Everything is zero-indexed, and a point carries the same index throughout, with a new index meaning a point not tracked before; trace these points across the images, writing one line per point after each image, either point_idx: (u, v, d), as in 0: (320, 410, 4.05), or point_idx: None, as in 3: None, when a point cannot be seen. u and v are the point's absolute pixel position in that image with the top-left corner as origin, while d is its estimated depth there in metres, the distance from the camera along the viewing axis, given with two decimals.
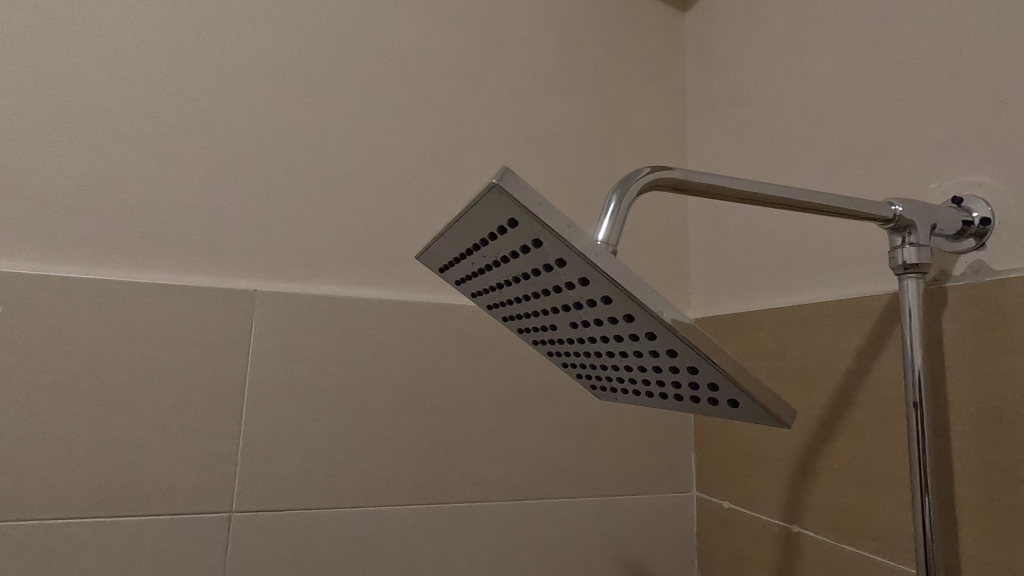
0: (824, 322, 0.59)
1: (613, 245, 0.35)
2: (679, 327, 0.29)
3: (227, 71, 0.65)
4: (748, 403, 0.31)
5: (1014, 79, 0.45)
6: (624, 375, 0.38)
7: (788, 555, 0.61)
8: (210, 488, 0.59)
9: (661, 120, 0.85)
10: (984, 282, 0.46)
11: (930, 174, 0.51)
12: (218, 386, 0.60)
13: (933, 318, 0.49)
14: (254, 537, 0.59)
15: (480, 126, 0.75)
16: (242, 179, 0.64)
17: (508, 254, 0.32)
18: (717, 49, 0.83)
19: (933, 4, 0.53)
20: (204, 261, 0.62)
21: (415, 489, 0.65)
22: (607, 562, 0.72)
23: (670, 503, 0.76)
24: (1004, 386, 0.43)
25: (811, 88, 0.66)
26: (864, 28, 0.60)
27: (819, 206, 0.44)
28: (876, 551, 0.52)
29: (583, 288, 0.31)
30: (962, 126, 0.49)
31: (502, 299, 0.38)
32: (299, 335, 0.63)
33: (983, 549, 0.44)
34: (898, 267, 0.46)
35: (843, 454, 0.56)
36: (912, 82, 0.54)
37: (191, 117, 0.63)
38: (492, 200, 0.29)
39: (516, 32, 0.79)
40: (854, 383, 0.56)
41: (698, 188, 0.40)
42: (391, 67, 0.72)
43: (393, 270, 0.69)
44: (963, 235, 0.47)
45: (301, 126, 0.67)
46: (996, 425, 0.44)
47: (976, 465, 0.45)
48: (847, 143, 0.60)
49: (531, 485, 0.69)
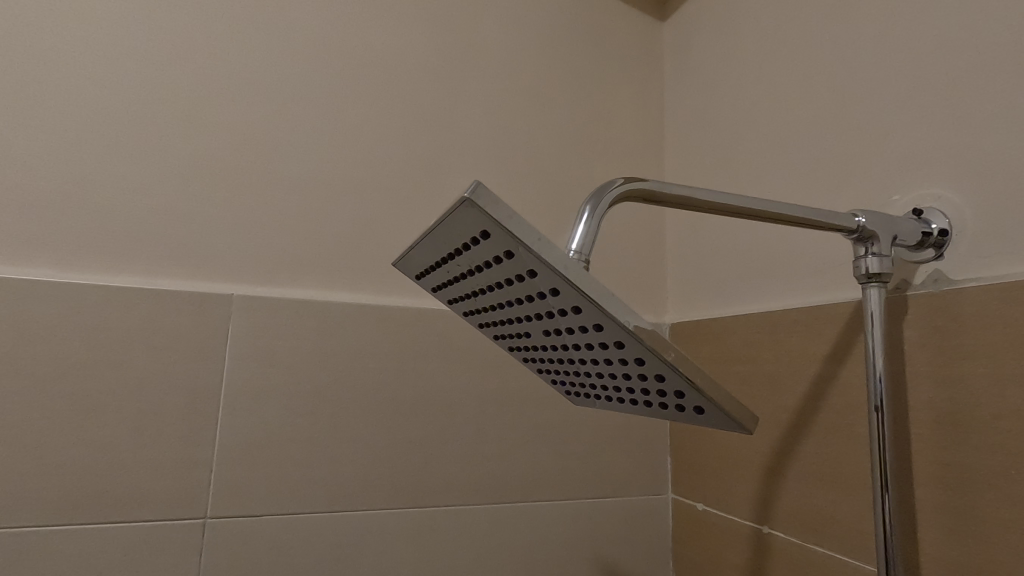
0: (792, 328, 0.61)
1: (585, 255, 0.36)
2: (645, 337, 0.30)
3: (206, 75, 0.65)
4: (712, 410, 0.32)
5: (971, 96, 0.47)
6: (596, 381, 0.38)
7: (759, 555, 0.63)
8: (185, 495, 0.59)
9: (639, 128, 0.87)
10: (942, 291, 0.48)
11: (893, 186, 0.53)
12: (194, 392, 0.60)
13: (895, 325, 0.50)
14: (230, 544, 0.59)
15: (460, 132, 0.76)
16: (219, 182, 0.64)
17: (481, 264, 0.33)
18: (693, 60, 0.85)
19: (895, 22, 0.55)
20: (180, 265, 0.62)
21: (393, 493, 0.66)
22: (583, 564, 0.72)
23: (646, 505, 0.77)
24: (960, 391, 0.45)
25: (782, 99, 0.68)
26: (832, 43, 0.62)
27: (786, 217, 0.45)
28: (841, 552, 0.54)
29: (554, 298, 0.31)
30: (923, 140, 0.51)
31: (477, 307, 0.39)
32: (277, 340, 0.63)
33: (941, 548, 0.45)
34: (861, 276, 0.48)
35: (811, 456, 0.58)
36: (877, 97, 0.56)
37: (169, 120, 0.63)
38: (465, 213, 0.29)
39: (496, 40, 0.80)
40: (821, 388, 0.57)
41: (669, 199, 0.41)
42: (372, 73, 0.73)
43: (372, 274, 0.69)
44: (923, 246, 0.49)
45: (281, 131, 0.68)
46: (953, 428, 0.45)
47: (934, 467, 0.46)
48: (816, 154, 0.62)
49: (509, 489, 0.70)
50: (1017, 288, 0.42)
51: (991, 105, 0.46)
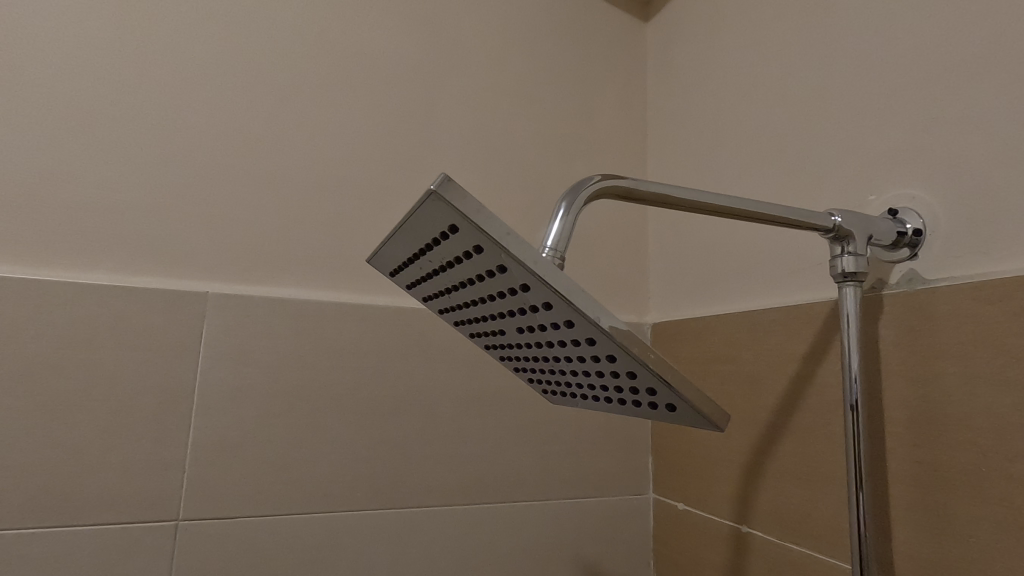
0: (772, 327, 0.61)
1: (559, 252, 0.36)
2: (615, 334, 0.29)
3: (181, 67, 0.64)
4: (684, 407, 0.32)
5: (945, 98, 0.48)
6: (570, 380, 0.38)
7: (738, 554, 0.63)
8: (156, 496, 0.57)
9: (622, 128, 0.87)
10: (916, 290, 0.48)
11: (869, 186, 0.54)
12: (167, 391, 0.59)
13: (870, 323, 0.51)
14: (203, 547, 0.58)
15: (442, 129, 0.75)
16: (195, 177, 0.63)
17: (452, 260, 0.32)
18: (675, 60, 0.85)
19: (871, 24, 0.55)
20: (152, 261, 0.61)
21: (371, 494, 0.65)
22: (564, 565, 0.72)
23: (627, 505, 0.77)
24: (933, 389, 0.45)
25: (761, 99, 0.68)
26: (811, 43, 0.62)
27: (762, 215, 0.45)
28: (818, 550, 0.54)
29: (524, 294, 0.31)
30: (898, 140, 0.51)
31: (451, 304, 0.38)
32: (253, 339, 0.62)
33: (914, 546, 0.46)
34: (837, 275, 0.48)
35: (789, 455, 0.58)
36: (854, 98, 0.56)
37: (143, 113, 0.62)
38: (432, 207, 0.29)
39: (479, 37, 0.79)
40: (799, 387, 0.57)
41: (646, 196, 0.41)
42: (353, 68, 0.72)
43: (351, 273, 0.69)
44: (899, 245, 0.49)
45: (258, 127, 0.67)
46: (926, 426, 0.46)
47: (908, 465, 0.47)
48: (794, 154, 0.62)
49: (489, 490, 0.70)
50: (988, 288, 0.43)
51: (963, 106, 0.46)
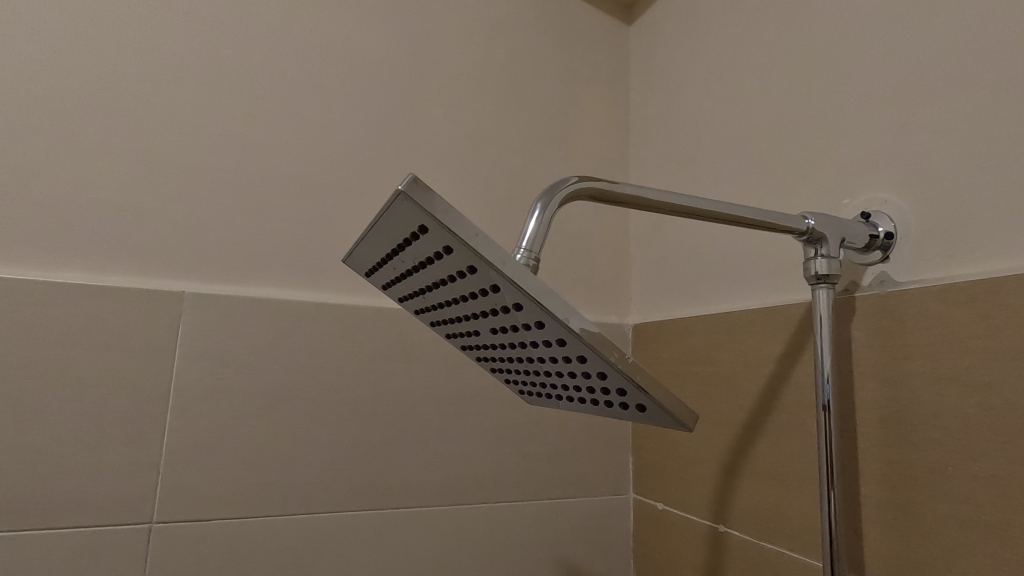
0: (749, 329, 0.62)
1: (533, 254, 0.36)
2: (584, 335, 0.30)
3: (158, 64, 0.63)
4: (654, 407, 0.32)
5: (916, 104, 0.49)
6: (544, 380, 0.38)
7: (715, 553, 0.64)
8: (130, 498, 0.56)
9: (604, 129, 0.88)
10: (887, 292, 0.49)
11: (844, 190, 0.54)
12: (141, 392, 0.58)
13: (843, 325, 0.52)
14: (177, 549, 0.57)
15: (423, 129, 0.75)
16: (171, 175, 0.62)
17: (423, 260, 0.32)
18: (657, 63, 0.85)
19: (846, 30, 0.56)
20: (127, 259, 0.60)
21: (349, 495, 0.64)
22: (544, 565, 0.72)
23: (608, 505, 0.77)
24: (903, 390, 0.46)
25: (740, 102, 0.69)
26: (788, 48, 0.63)
27: (737, 218, 0.46)
28: (793, 549, 0.55)
29: (494, 295, 0.31)
30: (872, 145, 0.52)
31: (425, 305, 0.38)
32: (231, 339, 0.62)
33: (884, 544, 0.46)
34: (811, 277, 0.48)
35: (764, 455, 0.59)
36: (829, 103, 0.57)
37: (118, 110, 0.61)
38: (401, 207, 0.29)
39: (461, 37, 0.79)
40: (775, 387, 0.58)
41: (622, 198, 0.41)
42: (334, 66, 0.71)
43: (331, 272, 0.68)
44: (871, 247, 0.50)
45: (236, 126, 0.66)
46: (896, 426, 0.46)
47: (878, 465, 0.47)
48: (772, 157, 0.63)
49: (469, 491, 0.70)
50: (956, 291, 0.43)
51: (933, 112, 0.47)
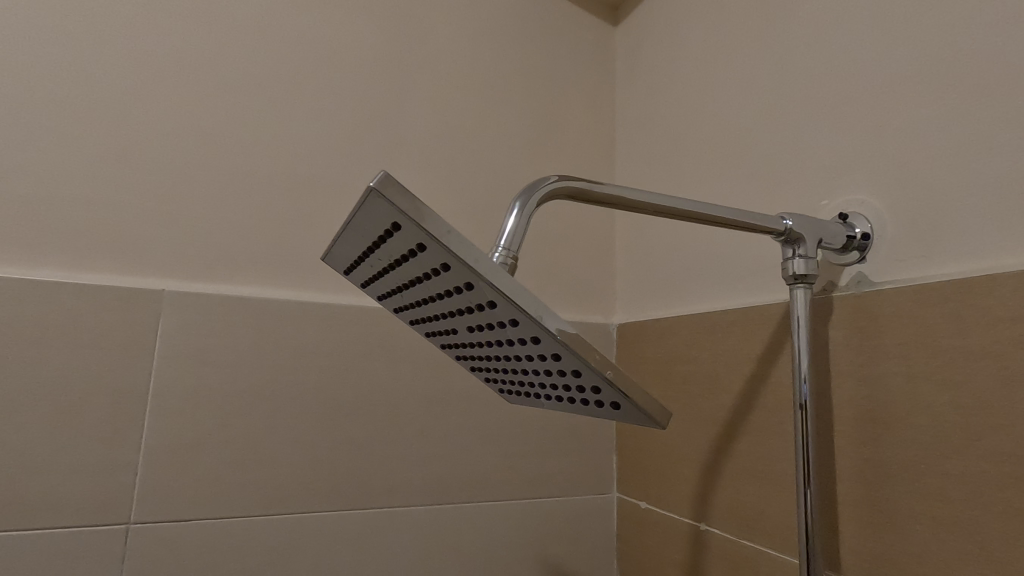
0: (730, 329, 0.63)
1: (510, 253, 0.36)
2: (557, 332, 0.30)
3: (138, 60, 0.63)
4: (628, 405, 0.33)
5: (893, 107, 0.49)
6: (521, 379, 0.38)
7: (696, 552, 0.64)
8: (107, 499, 0.56)
9: (589, 130, 0.88)
10: (863, 293, 0.49)
11: (823, 191, 0.55)
12: (118, 392, 0.57)
13: (821, 325, 0.52)
14: (156, 550, 0.57)
15: (408, 128, 0.75)
16: (150, 172, 0.62)
17: (398, 258, 0.32)
18: (642, 64, 0.86)
19: (825, 34, 0.57)
20: (105, 258, 0.59)
21: (331, 495, 0.64)
22: (527, 564, 0.72)
23: (591, 504, 0.78)
24: (878, 388, 0.47)
25: (722, 104, 0.69)
26: (768, 51, 0.64)
27: (716, 218, 0.46)
28: (771, 547, 0.55)
29: (468, 293, 0.31)
30: (849, 147, 0.53)
31: (403, 304, 0.38)
32: (211, 338, 0.61)
33: (859, 541, 0.47)
34: (789, 277, 0.49)
35: (745, 454, 0.59)
36: (809, 105, 0.58)
37: (96, 106, 0.60)
38: (373, 205, 0.29)
39: (446, 37, 0.79)
40: (755, 386, 0.59)
41: (601, 198, 0.42)
42: (317, 65, 0.71)
43: (314, 271, 0.68)
44: (848, 248, 0.50)
45: (219, 123, 0.65)
46: (871, 425, 0.47)
47: (854, 463, 0.48)
48: (753, 158, 0.64)
49: (452, 490, 0.70)
50: (928, 291, 0.44)
51: (908, 115, 0.48)
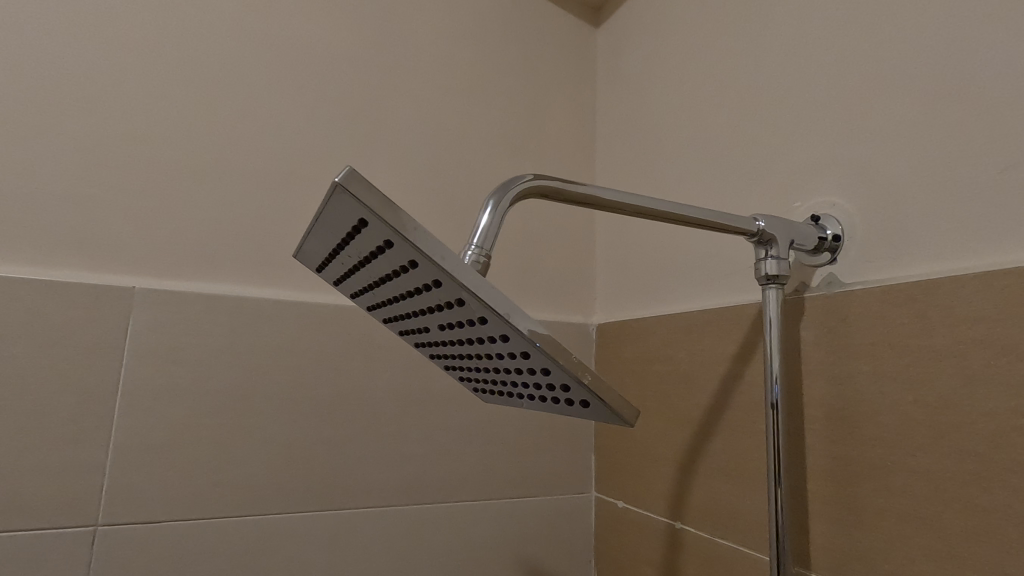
0: (706, 329, 0.63)
1: (483, 252, 0.36)
2: (524, 330, 0.30)
3: (111, 54, 0.61)
4: (596, 402, 0.33)
5: (863, 111, 0.50)
6: (493, 378, 0.38)
7: (672, 550, 0.65)
8: (74, 500, 0.54)
9: (570, 131, 0.88)
10: (834, 293, 0.50)
11: (796, 193, 0.56)
12: (87, 391, 0.56)
13: (793, 325, 0.53)
14: (124, 551, 0.56)
15: (387, 127, 0.75)
16: (123, 168, 0.61)
17: (367, 255, 0.32)
18: (622, 65, 0.86)
19: (799, 39, 0.57)
20: (74, 254, 0.58)
21: (306, 495, 0.63)
22: (504, 564, 0.72)
23: (570, 504, 0.78)
24: (847, 388, 0.48)
25: (699, 106, 0.70)
26: (745, 54, 0.64)
27: (689, 219, 0.46)
28: (744, 544, 0.56)
29: (437, 290, 0.31)
30: (822, 150, 0.54)
31: (374, 302, 0.38)
32: (184, 336, 0.60)
33: (828, 538, 0.48)
34: (762, 278, 0.49)
35: (719, 452, 0.60)
36: (782, 108, 0.58)
37: (66, 100, 0.59)
38: (339, 201, 0.29)
39: (428, 36, 0.79)
40: (729, 386, 0.59)
41: (575, 198, 0.42)
42: (296, 61, 0.71)
43: (290, 269, 0.67)
44: (820, 249, 0.51)
45: (194, 118, 0.64)
46: (841, 423, 0.48)
47: (824, 461, 0.49)
48: (729, 160, 0.64)
49: (429, 490, 0.69)
50: (895, 292, 0.45)
51: (878, 120, 0.49)
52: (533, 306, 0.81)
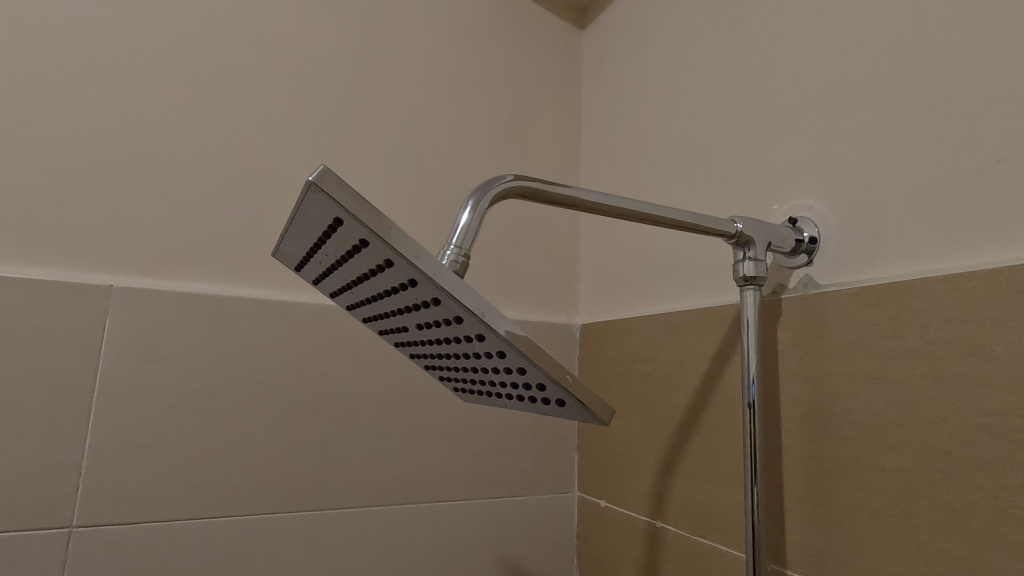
0: (686, 329, 0.64)
1: (461, 251, 0.36)
2: (500, 330, 0.30)
3: (90, 49, 0.61)
4: (572, 401, 0.33)
5: (839, 115, 0.51)
6: (471, 378, 0.38)
7: (652, 549, 0.65)
8: (48, 502, 0.54)
9: (554, 132, 0.89)
10: (810, 295, 0.51)
11: (774, 196, 0.57)
12: (62, 391, 0.55)
13: (771, 326, 0.54)
14: (99, 553, 0.55)
15: (370, 126, 0.74)
16: (100, 164, 0.60)
17: (343, 255, 0.32)
18: (606, 67, 0.87)
19: (778, 44, 0.58)
20: (49, 252, 0.57)
21: (287, 495, 0.63)
22: (486, 563, 0.72)
23: (552, 503, 0.78)
24: (822, 388, 0.48)
25: (680, 109, 0.71)
26: (725, 58, 0.65)
27: (668, 220, 0.47)
28: (723, 542, 0.56)
29: (413, 290, 0.31)
30: (799, 154, 0.54)
31: (352, 301, 0.38)
32: (162, 336, 0.60)
33: (802, 536, 0.49)
34: (739, 279, 0.50)
35: (698, 452, 0.60)
36: (762, 113, 0.59)
37: (42, 95, 0.58)
38: (313, 200, 0.29)
39: (412, 35, 0.79)
40: (709, 386, 0.60)
41: (555, 198, 0.42)
42: (279, 59, 0.70)
43: (272, 268, 0.67)
44: (797, 251, 0.52)
45: (174, 116, 0.64)
46: (816, 423, 0.48)
47: (800, 459, 0.49)
48: (709, 162, 0.65)
49: (411, 490, 0.69)
50: (869, 294, 0.46)
51: (853, 124, 0.50)
52: (516, 306, 0.81)
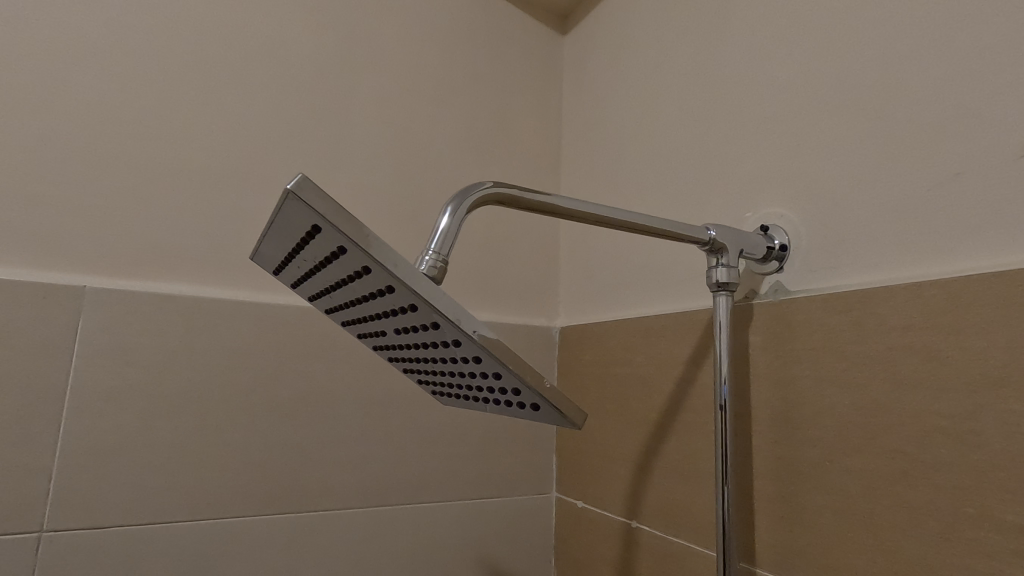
0: (662, 333, 0.65)
1: (440, 256, 0.36)
2: (475, 334, 0.30)
3: (64, 46, 0.60)
4: (546, 405, 0.34)
5: (808, 127, 0.53)
6: (448, 382, 0.39)
7: (627, 548, 0.66)
8: (17, 506, 0.53)
9: (535, 136, 0.90)
10: (780, 300, 0.52)
11: (746, 203, 0.58)
12: (32, 393, 0.54)
13: (743, 330, 0.55)
14: (70, 557, 0.54)
15: (351, 128, 0.75)
16: (74, 162, 0.59)
17: (321, 261, 0.32)
18: (586, 73, 0.88)
19: (751, 56, 0.60)
20: (19, 252, 0.56)
21: (264, 498, 0.63)
22: (464, 564, 0.73)
23: (530, 504, 0.79)
24: (791, 391, 0.50)
25: (657, 116, 0.72)
26: (701, 68, 0.66)
27: (644, 227, 0.48)
28: (695, 542, 0.58)
29: (391, 296, 0.31)
30: (771, 164, 0.56)
31: (329, 306, 0.38)
32: (137, 337, 0.59)
33: (771, 534, 0.50)
34: (712, 285, 0.51)
35: (672, 453, 0.62)
36: (735, 122, 0.61)
37: (13, 92, 0.57)
38: (291, 207, 0.29)
39: (394, 37, 0.80)
40: (683, 389, 0.61)
41: (532, 205, 0.43)
42: (258, 59, 0.70)
43: (249, 269, 0.66)
44: (768, 258, 0.53)
45: (152, 115, 0.63)
46: (784, 425, 0.50)
47: (769, 460, 0.51)
48: (685, 169, 0.67)
49: (389, 492, 0.69)
50: (835, 300, 0.47)
51: (822, 136, 0.51)
52: (496, 309, 0.82)
